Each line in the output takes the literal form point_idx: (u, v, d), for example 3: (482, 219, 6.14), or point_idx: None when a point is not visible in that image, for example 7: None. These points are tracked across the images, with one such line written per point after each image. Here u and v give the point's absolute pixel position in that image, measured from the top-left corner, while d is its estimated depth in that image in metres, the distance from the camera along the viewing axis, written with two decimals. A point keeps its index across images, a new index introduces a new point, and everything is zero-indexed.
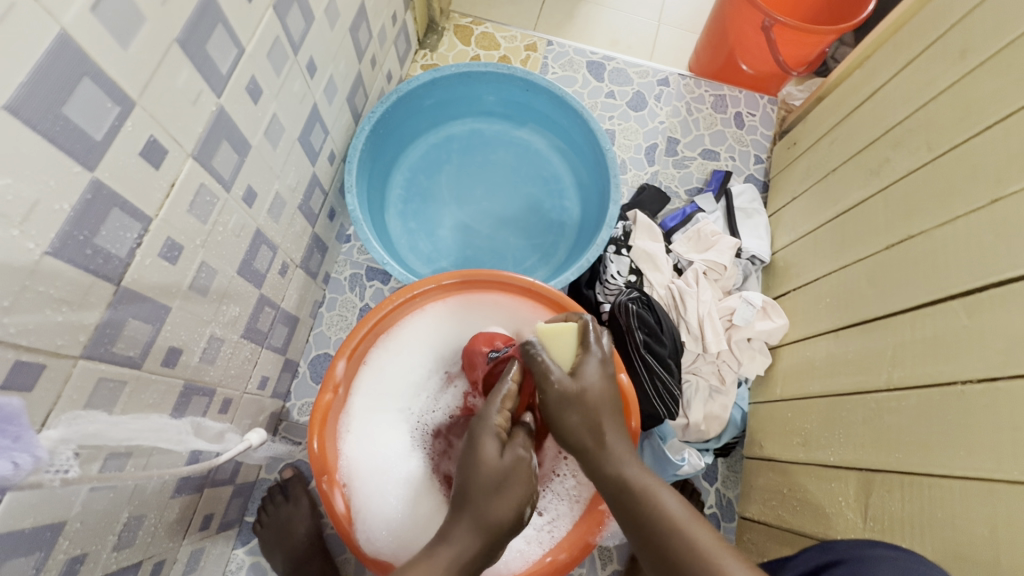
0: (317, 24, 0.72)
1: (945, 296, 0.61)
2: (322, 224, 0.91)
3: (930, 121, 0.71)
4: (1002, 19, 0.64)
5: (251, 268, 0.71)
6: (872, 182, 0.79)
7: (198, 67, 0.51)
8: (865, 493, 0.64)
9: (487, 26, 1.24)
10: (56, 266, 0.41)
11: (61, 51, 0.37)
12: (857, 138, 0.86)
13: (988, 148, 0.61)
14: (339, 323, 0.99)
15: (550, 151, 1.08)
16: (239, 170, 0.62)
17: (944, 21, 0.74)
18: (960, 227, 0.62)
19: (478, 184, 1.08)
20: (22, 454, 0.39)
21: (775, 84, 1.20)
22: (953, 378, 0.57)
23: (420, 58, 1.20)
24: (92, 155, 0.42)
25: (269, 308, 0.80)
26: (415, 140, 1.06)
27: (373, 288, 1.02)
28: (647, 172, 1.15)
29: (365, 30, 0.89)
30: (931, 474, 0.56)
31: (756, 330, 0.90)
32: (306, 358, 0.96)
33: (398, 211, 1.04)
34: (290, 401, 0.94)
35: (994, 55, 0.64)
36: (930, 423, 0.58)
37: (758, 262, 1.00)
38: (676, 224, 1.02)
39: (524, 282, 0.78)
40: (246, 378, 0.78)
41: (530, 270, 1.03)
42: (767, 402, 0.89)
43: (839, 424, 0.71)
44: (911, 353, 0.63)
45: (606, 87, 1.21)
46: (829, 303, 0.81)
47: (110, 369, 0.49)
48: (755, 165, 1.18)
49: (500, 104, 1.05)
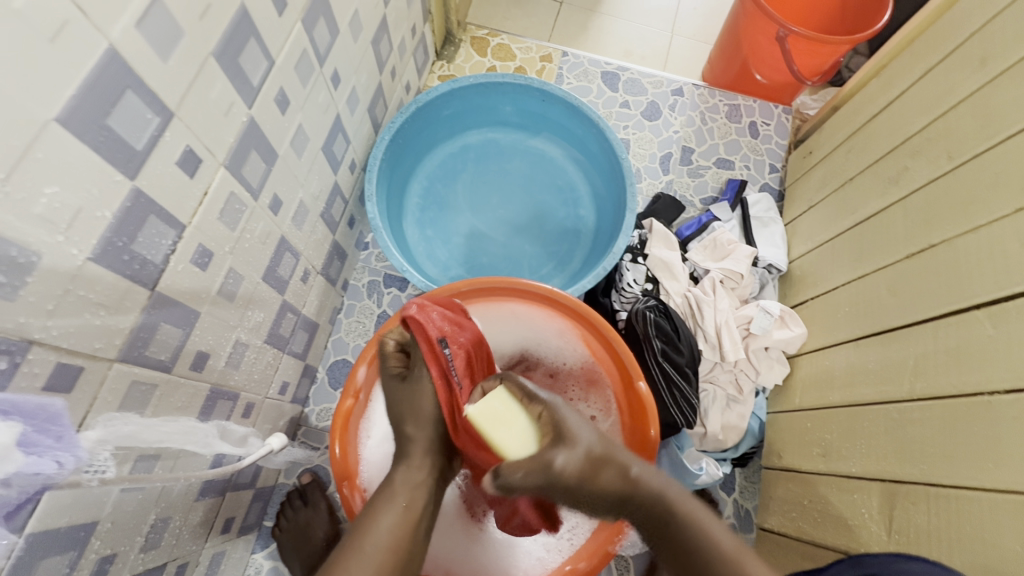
0: (342, 38, 0.74)
1: (969, 305, 0.60)
2: (341, 232, 0.93)
3: (950, 131, 0.71)
4: (1023, 27, 0.64)
5: (275, 275, 0.73)
6: (891, 191, 0.79)
7: (231, 80, 0.53)
8: (889, 505, 0.63)
9: (503, 38, 1.26)
10: (97, 271, 0.43)
11: (108, 65, 0.39)
12: (875, 147, 0.86)
13: (1012, 156, 0.61)
14: (357, 330, 1.00)
15: (566, 160, 1.09)
16: (266, 179, 0.64)
17: (964, 30, 0.74)
18: (983, 236, 0.61)
19: (494, 193, 1.09)
20: (64, 454, 0.41)
21: (790, 93, 1.20)
22: (979, 388, 0.56)
23: (437, 69, 1.22)
24: (133, 164, 0.43)
25: (290, 314, 0.81)
26: (432, 150, 1.07)
27: (391, 295, 1.03)
28: (662, 181, 1.16)
29: (386, 42, 0.91)
30: (959, 486, 0.56)
31: (774, 339, 0.89)
32: (324, 364, 0.97)
33: (416, 220, 1.05)
34: (308, 406, 0.95)
35: (1016, 63, 0.64)
36: (956, 434, 0.58)
37: (774, 271, 0.99)
38: (692, 232, 1.02)
39: (542, 289, 0.78)
40: (268, 383, 0.79)
41: (546, 278, 1.04)
42: (786, 412, 0.89)
43: (860, 434, 0.71)
44: (935, 363, 0.63)
45: (620, 97, 1.22)
46: (848, 312, 0.80)
47: (143, 372, 0.51)
48: (770, 174, 1.18)
49: (516, 114, 1.07)
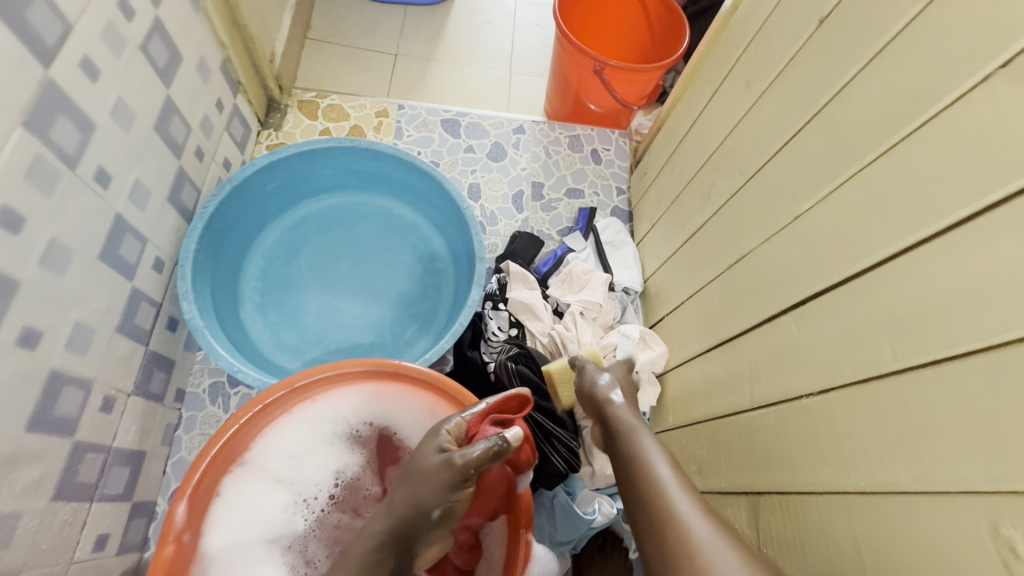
0: (102, 131, 0.65)
1: (777, 312, 0.64)
2: (159, 338, 0.81)
3: (737, 147, 0.76)
4: (771, 50, 0.71)
5: (50, 418, 0.60)
6: (706, 206, 0.83)
7: None
8: (755, 519, 0.64)
9: (333, 98, 1.21)
10: None
11: None
12: (689, 165, 0.91)
13: (783, 166, 0.66)
14: (201, 444, 0.87)
15: (412, 214, 1.06)
16: (3, 313, 0.53)
17: (731, 56, 0.81)
18: (775, 245, 0.65)
19: (344, 261, 1.02)
20: None
21: (625, 117, 1.27)
22: (798, 393, 0.58)
23: (265, 138, 1.14)
24: None
25: (94, 454, 0.68)
26: (266, 227, 0.99)
27: (239, 394, 0.91)
28: (518, 220, 1.16)
29: (181, 124, 0.83)
30: (799, 491, 0.57)
31: (640, 361, 0.90)
32: (164, 494, 0.83)
33: (256, 305, 0.95)
34: (148, 549, 0.80)
35: (773, 81, 0.70)
36: (788, 439, 0.59)
37: (632, 293, 1.02)
38: (549, 268, 1.02)
39: (388, 364, 0.73)
40: (72, 546, 0.65)
41: (411, 342, 0.97)
42: (664, 432, 0.90)
43: (722, 450, 0.72)
44: (763, 370, 0.65)
45: (464, 142, 1.22)
46: (696, 327, 0.83)
47: None
48: (618, 197, 1.22)
49: (352, 177, 1.02)
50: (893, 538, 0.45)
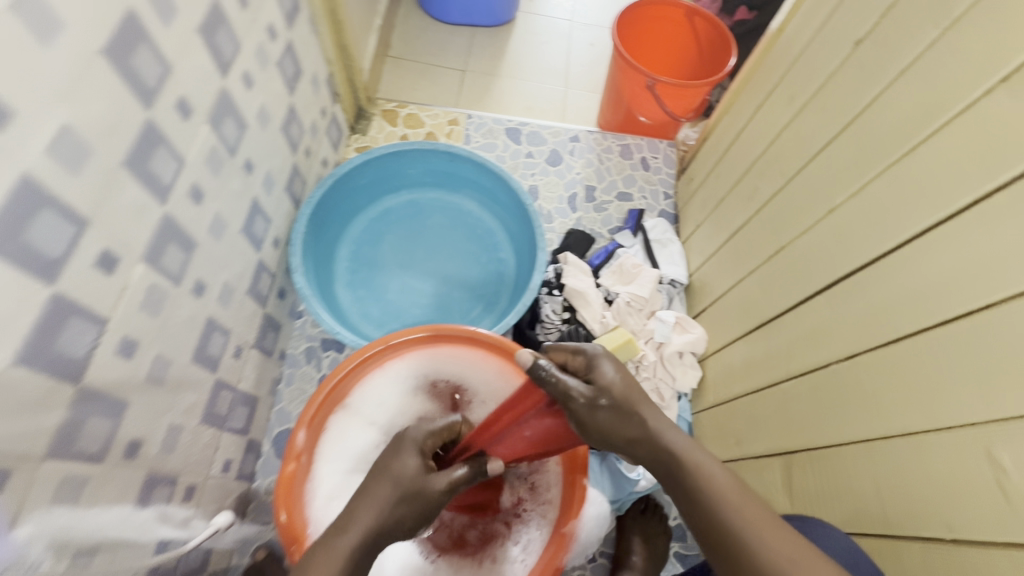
0: (250, 129, 0.81)
1: (811, 294, 0.72)
2: (273, 304, 0.96)
3: (780, 152, 0.86)
4: (812, 68, 0.80)
5: (205, 355, 0.75)
6: (749, 206, 0.92)
7: (143, 185, 0.58)
8: (789, 476, 0.72)
9: (411, 108, 1.37)
10: (23, 374, 0.45)
11: (22, 190, 0.43)
12: (734, 170, 1.01)
13: (820, 168, 0.75)
14: (298, 397, 1.02)
15: (480, 210, 1.19)
16: (187, 266, 0.68)
17: (776, 72, 0.91)
18: (811, 236, 0.74)
19: (419, 249, 1.16)
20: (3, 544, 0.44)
21: (673, 129, 1.36)
22: (829, 362, 0.67)
23: (353, 141, 1.30)
24: (51, 272, 0.47)
25: (227, 391, 0.83)
26: (355, 217, 1.15)
27: (330, 357, 1.07)
28: (572, 219, 1.27)
29: (297, 126, 0.99)
30: (829, 447, 0.65)
31: (679, 344, 1.00)
32: (268, 437, 0.98)
33: (346, 282, 1.11)
34: (256, 481, 0.95)
35: (814, 95, 0.79)
36: (820, 402, 0.68)
37: (678, 285, 1.11)
38: (601, 261, 1.13)
39: (464, 330, 0.85)
40: (209, 463, 0.80)
41: (476, 320, 1.11)
42: (705, 411, 0.98)
43: (759, 419, 0.80)
44: (798, 345, 0.74)
45: (524, 148, 1.35)
46: (736, 314, 0.92)
47: (74, 467, 0.52)
48: (665, 201, 1.32)
49: (430, 175, 1.16)
50: (913, 473, 0.54)
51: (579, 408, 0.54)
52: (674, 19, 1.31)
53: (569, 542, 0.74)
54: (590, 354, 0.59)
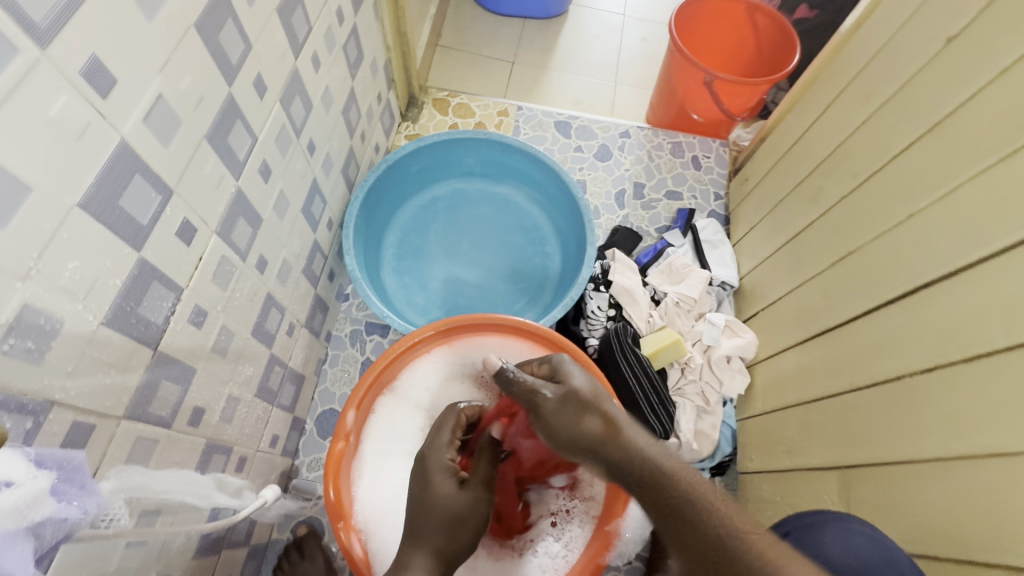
0: (315, 111, 0.82)
1: (883, 302, 0.70)
2: (323, 285, 0.98)
3: (849, 154, 0.83)
4: (891, 68, 0.78)
5: (263, 330, 0.77)
6: (812, 208, 0.90)
7: (221, 158, 0.59)
8: (847, 489, 0.69)
9: (462, 98, 1.37)
10: (109, 334, 0.47)
11: (120, 155, 0.44)
12: (796, 172, 0.98)
13: (899, 171, 0.72)
14: (342, 379, 1.04)
15: (528, 203, 1.18)
16: (253, 242, 0.69)
17: (849, 71, 0.88)
18: (886, 242, 0.72)
19: (464, 238, 1.16)
20: (89, 500, 0.40)
21: (725, 128, 1.32)
22: (900, 373, 0.65)
23: (404, 129, 1.31)
24: (139, 237, 0.48)
25: (279, 367, 0.85)
26: (404, 203, 1.15)
27: (374, 341, 1.07)
28: (619, 216, 1.25)
29: (355, 110, 1.00)
30: (896, 460, 0.63)
31: (728, 348, 0.98)
32: (312, 415, 1.00)
33: (392, 268, 1.12)
34: (298, 458, 0.97)
35: (892, 94, 0.76)
36: (888, 413, 0.65)
37: (728, 287, 1.08)
38: (649, 259, 1.11)
39: (513, 321, 0.84)
40: (259, 436, 0.82)
41: (519, 312, 1.10)
42: (751, 418, 0.96)
43: (815, 429, 0.78)
44: (863, 354, 0.71)
45: (574, 142, 1.34)
46: (791, 319, 0.90)
47: (147, 429, 0.54)
48: (715, 202, 1.29)
49: (479, 165, 1.16)
50: (994, 491, 0.51)
51: (544, 408, 0.61)
52: (734, 15, 1.27)
53: (612, 541, 0.72)
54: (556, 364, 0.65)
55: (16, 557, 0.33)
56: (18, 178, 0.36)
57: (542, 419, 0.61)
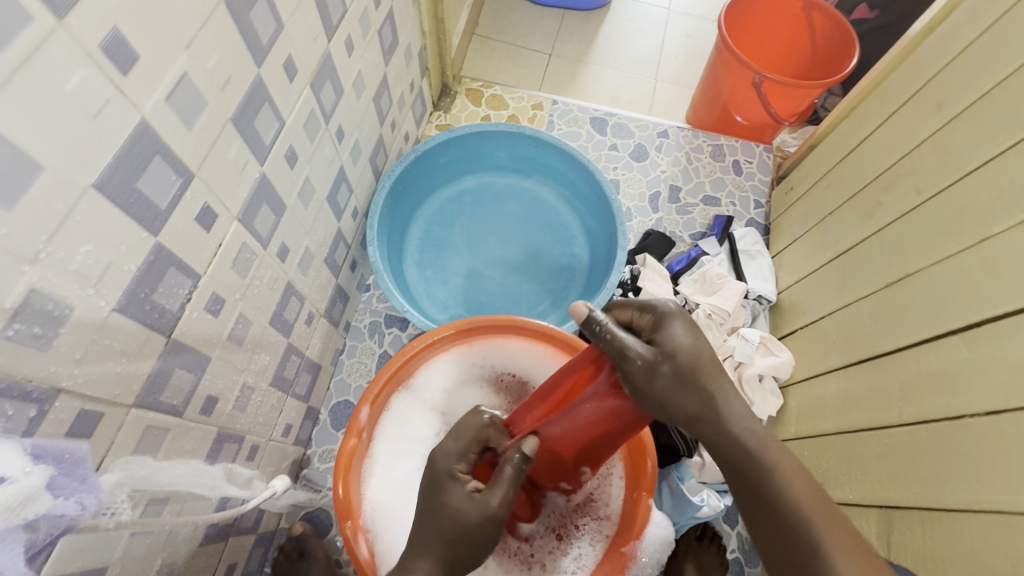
0: (346, 97, 0.79)
1: (945, 331, 0.66)
2: (344, 275, 0.96)
3: (914, 169, 0.78)
4: (970, 78, 0.72)
5: (281, 319, 0.75)
6: (867, 225, 0.84)
7: (246, 142, 0.57)
8: (887, 531, 0.66)
9: (496, 89, 1.34)
10: (121, 321, 0.45)
11: (140, 135, 0.42)
12: (849, 184, 0.92)
13: (974, 192, 0.67)
14: (358, 370, 1.02)
15: (559, 201, 1.14)
16: (275, 229, 0.68)
17: (919, 79, 0.82)
18: (953, 266, 0.67)
19: (491, 234, 1.13)
20: (88, 496, 0.39)
21: (770, 132, 1.26)
22: (961, 412, 0.61)
23: (435, 118, 1.28)
24: (157, 222, 0.47)
25: (295, 356, 0.84)
26: (431, 195, 1.12)
27: (392, 334, 1.05)
28: (652, 219, 1.20)
29: (387, 97, 0.97)
30: (948, 507, 0.59)
31: (761, 366, 0.93)
32: (326, 406, 0.99)
33: (415, 261, 1.10)
34: (310, 448, 0.96)
35: (970, 106, 0.71)
36: (942, 455, 0.61)
37: (765, 301, 1.03)
38: (682, 267, 1.06)
39: (539, 325, 0.80)
40: (272, 425, 0.81)
41: (543, 314, 1.07)
42: (782, 442, 0.91)
43: (854, 461, 0.74)
44: (919, 388, 0.67)
45: (609, 140, 1.29)
46: (836, 342, 0.84)
47: (156, 417, 0.52)
48: (755, 210, 1.23)
49: (511, 159, 1.13)
50: None
51: (633, 374, 0.51)
52: (789, 12, 1.20)
53: (628, 562, 0.69)
54: (659, 318, 0.54)
55: (8, 556, 0.32)
56: (29, 156, 0.35)
57: (634, 383, 0.51)
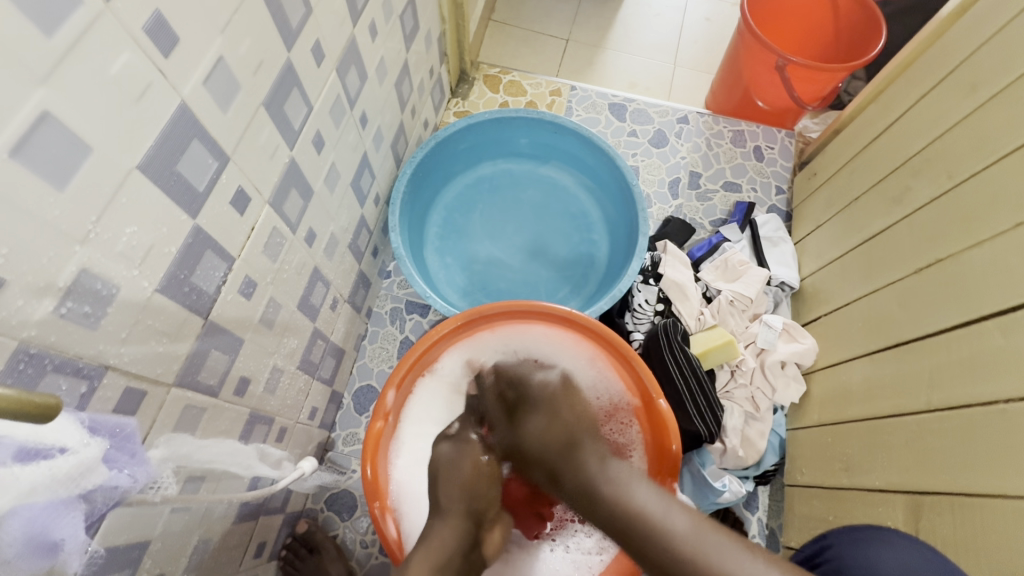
0: (369, 82, 0.79)
1: (977, 317, 0.65)
2: (367, 261, 0.97)
3: (947, 152, 0.76)
4: (1009, 56, 0.70)
5: (308, 303, 0.76)
6: (895, 209, 0.83)
7: (277, 126, 0.57)
8: (915, 518, 0.66)
9: (514, 75, 1.33)
10: (163, 302, 0.46)
11: (180, 118, 0.43)
12: (876, 169, 0.90)
13: (1011, 174, 0.65)
14: (380, 356, 1.03)
15: (578, 188, 1.14)
16: (303, 214, 0.68)
17: (952, 60, 0.80)
18: (988, 250, 0.66)
19: (510, 221, 1.13)
20: (138, 470, 0.41)
21: (792, 118, 1.24)
22: (994, 398, 0.60)
23: (453, 105, 1.28)
24: (195, 204, 0.47)
25: (321, 341, 0.85)
26: (450, 182, 1.12)
27: (413, 320, 1.06)
28: (672, 205, 1.19)
29: (408, 83, 0.97)
30: (981, 493, 0.59)
31: (784, 352, 0.93)
32: (350, 390, 1.00)
33: (435, 248, 1.10)
34: (335, 431, 0.98)
35: (1006, 86, 0.69)
36: (975, 442, 0.61)
37: (787, 288, 1.02)
38: (703, 253, 1.05)
39: (561, 311, 0.80)
40: (300, 408, 0.82)
41: (562, 301, 1.07)
42: (804, 429, 0.91)
43: (881, 447, 0.73)
44: (950, 374, 0.66)
45: (628, 126, 1.27)
46: (862, 329, 0.83)
47: (194, 397, 0.54)
48: (777, 196, 1.21)
49: (531, 146, 1.12)
50: None
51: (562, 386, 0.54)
52: None
53: None
54: None
55: (69, 524, 0.33)
56: (78, 138, 0.35)
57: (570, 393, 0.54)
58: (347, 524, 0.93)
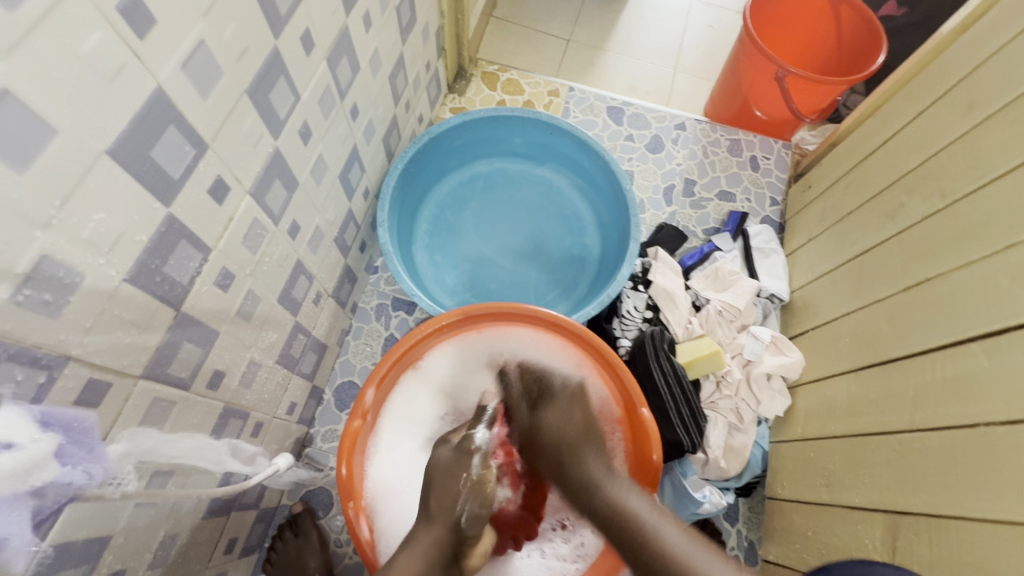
0: (362, 74, 0.78)
1: (963, 338, 0.65)
2: (353, 256, 0.95)
3: (940, 171, 0.76)
4: (1005, 77, 0.70)
5: (290, 297, 0.75)
6: (887, 226, 0.83)
7: (262, 116, 0.56)
8: (892, 535, 0.66)
9: (512, 73, 1.31)
10: (131, 291, 0.44)
11: (156, 103, 0.41)
12: (870, 185, 0.90)
13: (1003, 195, 0.65)
14: (364, 352, 1.02)
15: (573, 190, 1.13)
16: (287, 205, 0.67)
17: (950, 78, 0.80)
18: (976, 271, 0.66)
19: (501, 221, 1.12)
20: (94, 464, 0.40)
21: (789, 129, 1.23)
22: (977, 420, 0.60)
23: (449, 101, 1.27)
24: (169, 193, 0.46)
25: (302, 335, 0.83)
26: (443, 178, 1.11)
27: (398, 318, 1.05)
28: (665, 212, 1.19)
29: (402, 77, 0.95)
30: (960, 515, 0.58)
31: (770, 365, 0.92)
32: (331, 386, 0.99)
33: (424, 245, 1.09)
34: (314, 427, 0.96)
35: (1001, 108, 0.69)
36: (955, 462, 0.61)
37: (776, 300, 1.01)
38: (694, 262, 1.04)
39: (546, 313, 0.80)
40: (277, 404, 0.81)
41: (551, 304, 1.06)
42: (788, 443, 0.90)
43: (863, 464, 0.73)
44: (934, 393, 0.66)
45: (625, 130, 1.27)
46: (848, 343, 0.83)
47: (164, 389, 0.52)
48: (771, 207, 1.20)
49: (526, 146, 1.11)
50: None
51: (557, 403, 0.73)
52: (814, 6, 1.17)
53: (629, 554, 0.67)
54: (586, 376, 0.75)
55: (12, 522, 0.33)
56: (42, 118, 0.34)
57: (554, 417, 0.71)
58: (323, 521, 0.92)
